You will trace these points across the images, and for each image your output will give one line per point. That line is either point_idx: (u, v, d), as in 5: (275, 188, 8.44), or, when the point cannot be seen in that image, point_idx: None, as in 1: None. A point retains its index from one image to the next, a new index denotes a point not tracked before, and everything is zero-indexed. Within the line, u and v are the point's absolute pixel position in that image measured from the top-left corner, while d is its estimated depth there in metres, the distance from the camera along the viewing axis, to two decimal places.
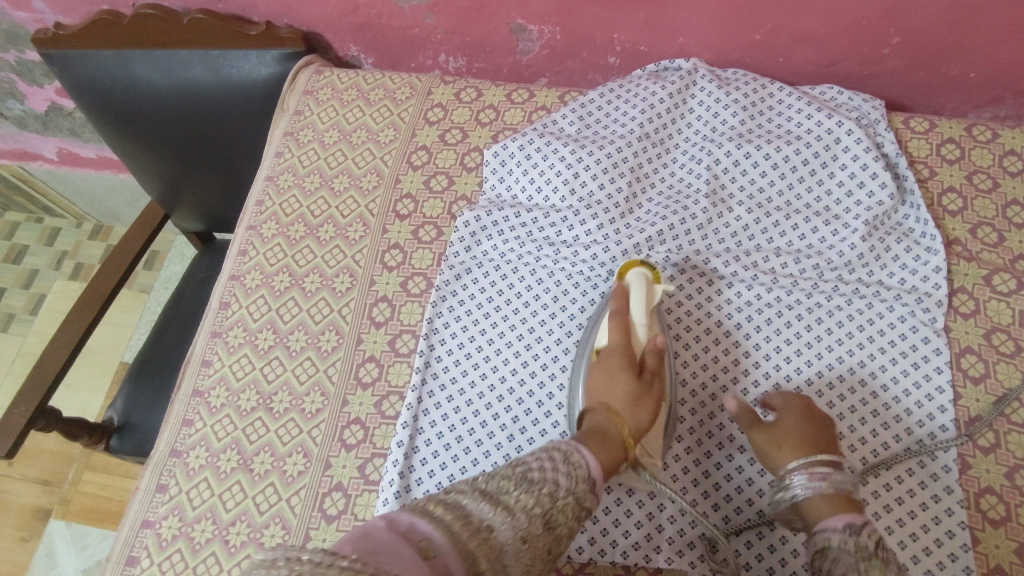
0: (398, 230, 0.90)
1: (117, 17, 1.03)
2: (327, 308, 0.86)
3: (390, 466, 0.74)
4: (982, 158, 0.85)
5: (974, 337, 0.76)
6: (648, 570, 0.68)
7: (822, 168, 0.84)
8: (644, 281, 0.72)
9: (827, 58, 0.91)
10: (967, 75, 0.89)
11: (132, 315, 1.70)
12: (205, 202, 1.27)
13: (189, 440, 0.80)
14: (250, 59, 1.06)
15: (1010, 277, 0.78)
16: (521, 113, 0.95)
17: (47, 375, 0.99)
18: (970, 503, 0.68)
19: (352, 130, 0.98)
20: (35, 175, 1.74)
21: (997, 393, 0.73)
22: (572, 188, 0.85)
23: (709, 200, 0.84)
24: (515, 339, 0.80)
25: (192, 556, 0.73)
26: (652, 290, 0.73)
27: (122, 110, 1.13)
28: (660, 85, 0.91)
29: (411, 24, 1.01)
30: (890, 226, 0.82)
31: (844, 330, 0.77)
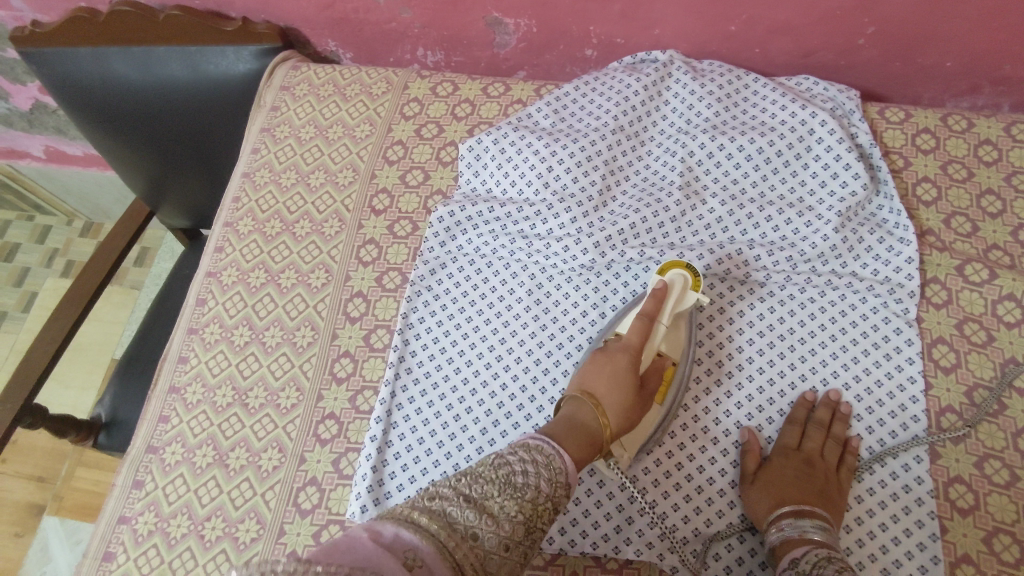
0: (374, 225, 0.90)
1: (94, 14, 1.02)
2: (302, 304, 0.86)
3: (362, 461, 0.74)
4: (957, 147, 0.85)
5: (946, 327, 0.76)
6: (618, 561, 0.69)
7: (796, 159, 0.84)
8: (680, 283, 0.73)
9: (803, 49, 0.90)
10: (943, 65, 0.88)
11: (123, 311, 1.70)
12: (189, 198, 1.28)
13: (166, 436, 0.81)
14: (227, 55, 1.06)
15: (983, 267, 0.78)
16: (497, 108, 0.95)
17: (32, 372, 1.00)
18: (939, 492, 0.68)
19: (329, 125, 0.98)
20: (23, 173, 1.75)
21: (968, 382, 0.73)
22: (546, 182, 0.85)
23: (683, 192, 0.84)
24: (489, 333, 0.80)
25: (169, 551, 0.74)
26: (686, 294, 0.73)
27: (101, 107, 1.13)
28: (635, 77, 0.90)
29: (388, 19, 1.01)
30: (863, 217, 0.81)
31: (817, 322, 0.77)
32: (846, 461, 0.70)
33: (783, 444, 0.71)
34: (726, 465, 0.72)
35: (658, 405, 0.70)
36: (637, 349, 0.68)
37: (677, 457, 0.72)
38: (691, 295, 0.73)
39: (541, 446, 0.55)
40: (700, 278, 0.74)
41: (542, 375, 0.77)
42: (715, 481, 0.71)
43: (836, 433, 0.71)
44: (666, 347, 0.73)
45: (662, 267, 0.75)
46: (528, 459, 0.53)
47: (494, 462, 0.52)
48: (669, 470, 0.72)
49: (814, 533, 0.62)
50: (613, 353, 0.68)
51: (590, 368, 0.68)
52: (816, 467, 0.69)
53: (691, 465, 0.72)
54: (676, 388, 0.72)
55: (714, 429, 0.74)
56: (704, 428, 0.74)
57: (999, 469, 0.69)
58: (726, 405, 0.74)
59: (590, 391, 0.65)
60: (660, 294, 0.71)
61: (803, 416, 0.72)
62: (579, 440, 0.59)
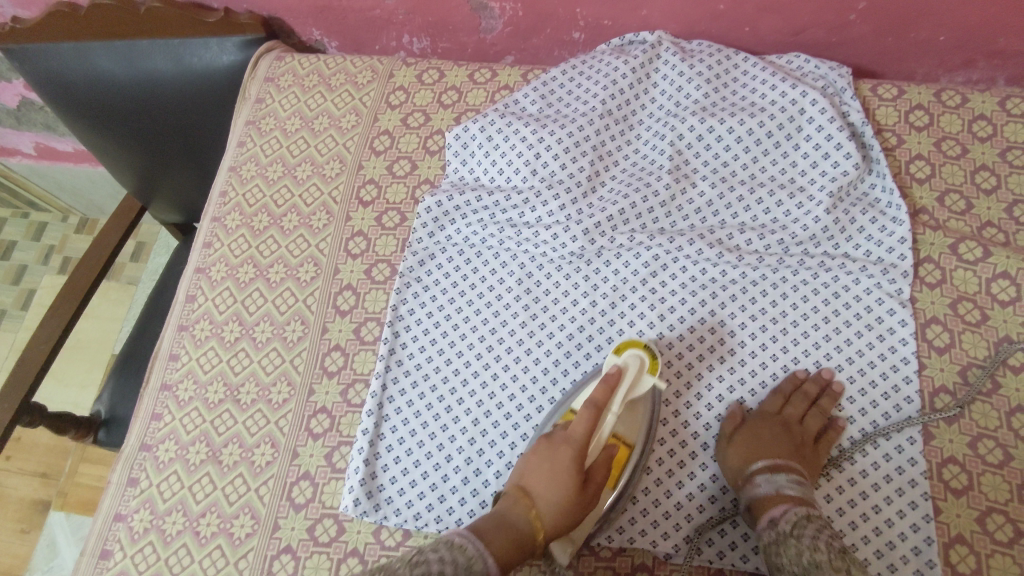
0: (362, 217, 0.89)
1: (73, 8, 1.00)
2: (292, 298, 0.86)
3: (355, 454, 0.74)
4: (950, 123, 0.83)
5: (940, 307, 0.75)
6: (612, 549, 0.69)
7: (787, 140, 0.82)
8: (637, 368, 0.69)
9: (793, 27, 0.89)
10: (937, 39, 0.87)
11: (121, 307, 1.70)
12: (180, 193, 1.27)
13: (159, 434, 0.81)
14: (211, 47, 1.05)
15: (976, 245, 0.77)
16: (484, 94, 0.94)
17: (28, 371, 1.00)
18: (933, 473, 0.68)
19: (314, 117, 0.97)
20: (15, 170, 1.74)
21: (962, 362, 0.72)
22: (534, 169, 0.84)
23: (672, 176, 0.83)
24: (480, 323, 0.80)
25: (165, 548, 0.74)
26: (641, 379, 0.69)
27: (85, 103, 1.11)
28: (622, 59, 0.89)
29: (371, 6, 0.99)
30: (856, 197, 0.80)
31: (809, 305, 0.76)
32: (828, 435, 0.71)
33: (765, 409, 0.72)
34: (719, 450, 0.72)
35: (608, 491, 0.67)
36: (582, 444, 0.64)
37: (670, 444, 0.73)
38: (646, 379, 0.69)
39: (465, 544, 0.56)
40: (657, 361, 0.70)
41: (533, 365, 0.77)
42: (708, 466, 0.71)
43: (821, 406, 0.71)
44: (620, 430, 0.69)
45: (619, 347, 0.72)
46: (447, 555, 0.54)
47: (412, 560, 0.54)
48: (662, 458, 0.72)
49: (793, 491, 0.64)
50: (557, 446, 0.65)
51: (533, 460, 0.65)
52: (793, 430, 0.70)
53: (683, 451, 0.72)
54: (629, 474, 0.68)
55: (707, 415, 0.74)
56: (697, 415, 0.74)
57: (993, 448, 0.69)
58: (718, 391, 0.74)
59: (527, 490, 0.63)
60: (613, 379, 0.68)
61: (788, 390, 0.73)
62: (503, 541, 0.57)
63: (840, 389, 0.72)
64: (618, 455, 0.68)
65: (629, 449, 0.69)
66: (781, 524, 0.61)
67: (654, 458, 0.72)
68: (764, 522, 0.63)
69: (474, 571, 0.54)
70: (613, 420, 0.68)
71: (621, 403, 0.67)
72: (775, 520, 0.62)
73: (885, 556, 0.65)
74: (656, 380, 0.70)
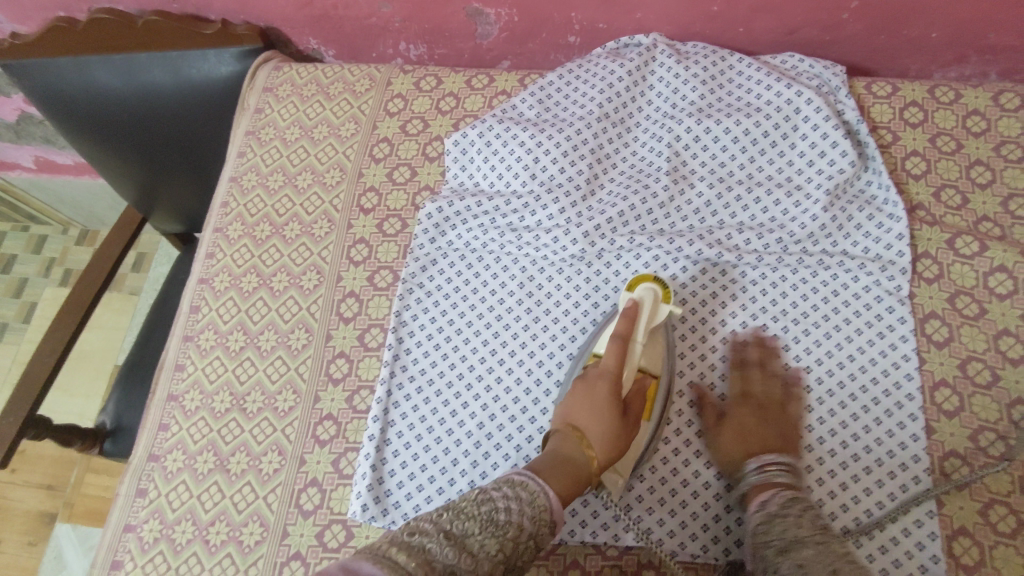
0: (363, 225, 0.90)
1: (72, 23, 1.03)
2: (295, 307, 0.86)
3: (362, 460, 0.75)
4: (945, 119, 0.84)
5: (938, 302, 0.76)
6: (619, 548, 0.70)
7: (783, 139, 0.83)
8: (652, 298, 0.72)
9: (786, 26, 0.89)
10: (929, 36, 0.87)
11: (124, 318, 1.70)
12: (180, 203, 1.27)
13: (166, 444, 0.81)
14: (208, 58, 1.05)
15: (973, 240, 0.77)
16: (482, 100, 0.95)
17: (34, 384, 1.00)
18: (935, 468, 0.69)
19: (313, 125, 0.98)
20: (16, 184, 1.75)
21: (962, 355, 0.73)
22: (532, 173, 0.85)
23: (670, 177, 0.84)
24: (483, 327, 0.80)
25: (175, 557, 0.75)
26: (658, 308, 0.72)
27: (84, 116, 1.12)
28: (619, 63, 0.89)
29: (368, 14, 1.00)
30: (852, 195, 0.81)
31: (809, 303, 0.77)
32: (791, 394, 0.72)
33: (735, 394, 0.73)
34: None
35: (646, 423, 0.69)
36: (616, 375, 0.66)
37: (674, 443, 0.73)
38: (662, 308, 0.72)
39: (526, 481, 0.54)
40: (670, 289, 0.73)
41: (536, 367, 0.78)
42: (712, 464, 0.72)
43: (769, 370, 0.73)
44: (646, 362, 0.71)
45: (631, 284, 0.74)
46: (511, 493, 0.53)
47: (477, 497, 0.51)
48: (667, 457, 0.72)
49: (782, 478, 0.63)
50: (592, 381, 0.66)
51: (570, 402, 0.66)
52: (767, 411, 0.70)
53: (687, 450, 0.72)
54: (661, 403, 0.70)
55: (710, 413, 0.74)
56: (700, 413, 0.74)
57: (994, 441, 0.69)
58: (721, 390, 0.74)
59: (573, 425, 0.64)
60: (631, 313, 0.70)
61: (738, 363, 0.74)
62: (563, 478, 0.57)
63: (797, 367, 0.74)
64: (649, 387, 0.70)
65: (657, 379, 0.71)
66: (775, 506, 0.60)
67: (659, 457, 0.72)
68: (754, 506, 0.62)
69: (538, 507, 0.53)
70: (640, 348, 0.70)
71: (644, 331, 0.70)
72: (766, 502, 0.61)
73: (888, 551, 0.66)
74: (671, 307, 0.73)
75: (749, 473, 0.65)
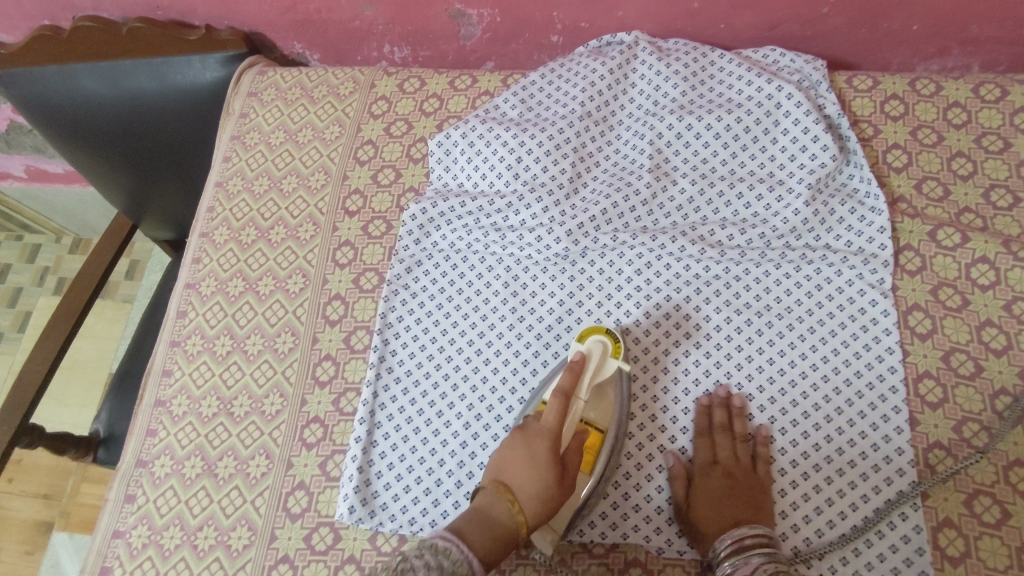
0: (348, 227, 0.90)
1: (57, 32, 1.02)
2: (281, 310, 0.86)
3: (348, 462, 0.75)
4: (926, 111, 0.84)
5: (921, 294, 0.76)
6: (605, 545, 0.70)
7: (764, 134, 0.83)
8: (602, 354, 0.70)
9: (767, 22, 0.90)
10: (910, 28, 0.87)
11: (118, 325, 1.70)
12: (170, 210, 1.28)
13: (154, 450, 0.82)
14: (193, 64, 1.05)
15: (955, 231, 0.77)
16: (465, 101, 0.95)
17: (24, 393, 1.00)
18: (919, 459, 0.69)
19: (298, 129, 0.98)
20: (7, 194, 1.75)
21: (945, 347, 0.73)
22: (516, 173, 0.85)
23: (653, 174, 0.84)
24: (468, 328, 0.80)
25: (163, 562, 0.75)
26: (607, 364, 0.70)
27: (71, 124, 1.12)
28: (600, 61, 0.90)
29: (351, 17, 1.00)
30: (835, 188, 0.81)
31: (792, 297, 0.77)
32: (760, 454, 0.70)
33: (702, 460, 0.70)
34: None
35: (585, 477, 0.67)
36: (556, 431, 0.64)
37: (660, 440, 0.73)
38: (610, 363, 0.71)
39: (448, 547, 0.52)
40: (620, 344, 0.71)
41: (521, 366, 0.78)
42: None
43: (738, 432, 0.71)
44: (592, 416, 0.70)
45: (584, 334, 0.72)
46: (433, 558, 0.50)
47: (398, 568, 0.49)
48: (653, 454, 0.73)
49: (758, 557, 0.60)
50: (532, 436, 0.64)
51: (506, 454, 0.63)
52: (736, 478, 0.68)
53: (673, 447, 0.73)
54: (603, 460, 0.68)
55: (695, 409, 0.74)
56: (685, 410, 0.74)
57: (977, 432, 0.70)
58: (706, 385, 0.75)
59: (505, 482, 0.61)
60: (579, 367, 0.69)
61: (705, 424, 0.72)
62: (484, 539, 0.55)
63: (742, 401, 0.73)
64: (591, 438, 0.68)
65: (601, 433, 0.69)
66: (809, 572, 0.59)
67: (645, 454, 0.73)
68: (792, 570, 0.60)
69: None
70: (583, 402, 0.68)
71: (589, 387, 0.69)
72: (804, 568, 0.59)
73: (875, 545, 0.66)
74: (621, 361, 0.71)
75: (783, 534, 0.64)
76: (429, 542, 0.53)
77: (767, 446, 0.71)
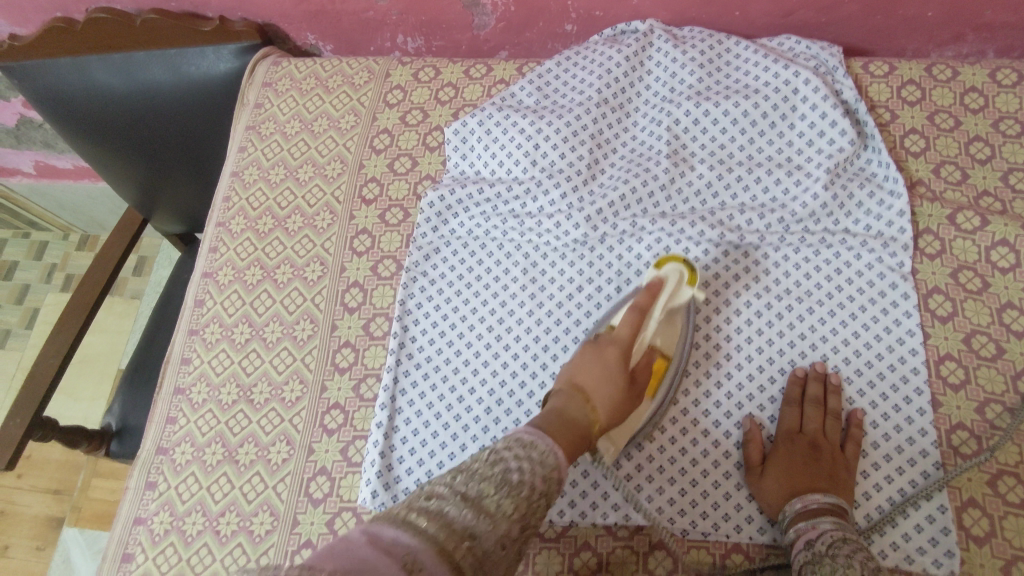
0: (365, 215, 0.90)
1: (70, 23, 1.02)
2: (300, 298, 0.86)
3: (370, 447, 0.75)
4: (943, 97, 0.84)
5: (941, 277, 0.76)
6: (629, 528, 0.70)
7: (781, 120, 0.84)
8: (678, 276, 0.73)
9: (783, 9, 0.90)
10: (925, 14, 0.88)
11: (126, 321, 1.70)
12: (181, 203, 1.27)
13: (175, 437, 0.82)
14: (207, 55, 1.06)
15: (974, 215, 0.78)
16: (480, 89, 0.95)
17: (40, 384, 1.00)
18: (943, 441, 0.69)
19: (313, 119, 0.99)
20: (16, 191, 1.75)
21: (965, 329, 0.73)
22: (533, 160, 0.85)
23: (670, 160, 0.84)
24: (488, 314, 0.80)
25: (186, 548, 0.75)
26: (682, 289, 0.73)
27: (84, 117, 1.12)
28: (616, 49, 0.90)
29: (365, 7, 1.00)
30: (853, 172, 0.81)
31: (812, 281, 0.77)
32: (851, 434, 0.69)
33: (786, 428, 0.70)
34: (731, 427, 0.73)
35: (648, 398, 0.70)
36: (629, 342, 0.68)
37: (682, 423, 0.73)
38: (684, 290, 0.73)
39: (535, 440, 0.53)
40: (696, 273, 0.74)
41: (541, 352, 0.78)
42: (720, 444, 0.72)
43: (832, 408, 0.70)
44: (659, 342, 0.71)
45: (658, 262, 0.75)
46: (523, 454, 0.51)
47: (489, 459, 0.50)
48: (676, 436, 0.72)
49: (827, 523, 0.62)
50: (604, 345, 0.67)
51: (579, 364, 0.66)
52: (821, 449, 0.68)
53: (695, 430, 0.73)
54: (667, 383, 0.71)
55: (716, 393, 0.74)
56: (707, 393, 0.74)
57: (1000, 413, 0.70)
58: (727, 368, 0.75)
59: (578, 384, 0.63)
60: (656, 288, 0.72)
61: (798, 395, 0.71)
62: (567, 436, 0.56)
63: (840, 380, 0.72)
64: (658, 363, 0.71)
65: (667, 359, 0.71)
66: (818, 544, 0.59)
67: (667, 438, 0.72)
68: (801, 544, 0.61)
69: (548, 467, 0.52)
70: (653, 326, 0.71)
71: (663, 308, 0.72)
72: (813, 542, 0.60)
73: (900, 527, 0.66)
74: (695, 289, 0.74)
75: (793, 511, 0.64)
76: (515, 435, 0.54)
77: (793, 410, 0.71)
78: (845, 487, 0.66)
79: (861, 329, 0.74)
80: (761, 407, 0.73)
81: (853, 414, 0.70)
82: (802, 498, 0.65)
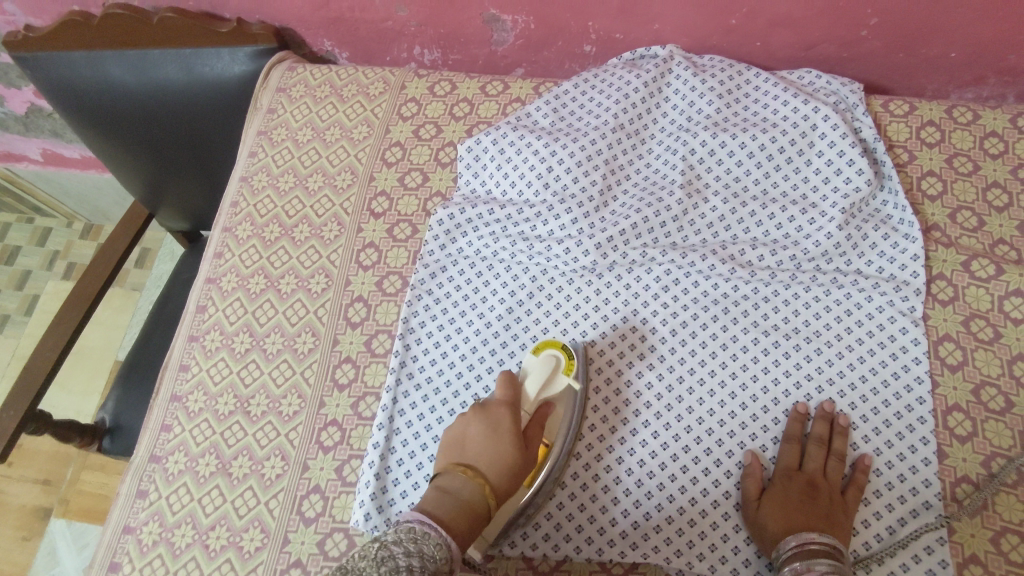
0: (373, 229, 0.90)
1: (87, 18, 1.01)
2: (302, 310, 0.86)
3: (366, 468, 0.74)
4: (962, 140, 0.84)
5: (953, 325, 0.75)
6: (623, 565, 0.69)
7: (799, 155, 0.83)
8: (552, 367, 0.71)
9: (805, 42, 0.89)
10: (948, 55, 0.87)
11: (125, 313, 1.69)
12: (187, 201, 1.26)
13: (168, 445, 0.81)
14: (222, 56, 1.05)
15: (989, 262, 0.77)
16: (496, 107, 0.94)
17: (33, 379, 0.99)
18: (947, 493, 0.68)
19: (326, 127, 0.98)
20: (22, 176, 1.74)
21: (975, 380, 0.72)
22: (546, 182, 0.85)
23: (684, 191, 0.83)
24: (491, 336, 0.79)
25: (174, 561, 0.74)
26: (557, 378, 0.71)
27: (95, 113, 1.12)
28: (635, 74, 0.89)
29: (384, 17, 0.99)
30: (868, 213, 0.80)
31: (821, 321, 0.76)
32: (856, 478, 0.68)
33: (785, 463, 0.69)
34: (732, 468, 0.71)
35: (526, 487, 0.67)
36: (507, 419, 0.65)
37: (683, 460, 0.72)
38: (561, 379, 0.71)
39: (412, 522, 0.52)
40: (573, 362, 0.72)
41: None
42: (721, 483, 0.71)
43: (837, 449, 0.69)
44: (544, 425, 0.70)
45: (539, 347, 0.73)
46: (414, 548, 0.50)
47: (377, 549, 0.48)
48: (676, 474, 0.71)
49: (822, 565, 0.59)
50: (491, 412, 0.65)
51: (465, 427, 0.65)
52: (819, 489, 0.67)
53: (696, 468, 0.72)
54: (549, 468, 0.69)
55: (718, 431, 0.73)
56: (709, 431, 0.73)
57: (1007, 467, 0.68)
58: (730, 407, 0.74)
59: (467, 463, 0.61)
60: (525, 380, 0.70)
61: (799, 433, 0.71)
62: (462, 523, 0.55)
63: (847, 423, 0.71)
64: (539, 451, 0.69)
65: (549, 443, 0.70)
66: None
67: (667, 474, 0.71)
68: None
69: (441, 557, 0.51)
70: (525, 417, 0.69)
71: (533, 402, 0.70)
72: None
73: None
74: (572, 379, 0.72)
75: (786, 550, 0.62)
76: (406, 525, 0.52)
77: (794, 449, 0.70)
78: (841, 531, 0.64)
79: (869, 375, 0.73)
80: (762, 448, 0.72)
81: (860, 458, 0.69)
82: (796, 535, 0.63)
